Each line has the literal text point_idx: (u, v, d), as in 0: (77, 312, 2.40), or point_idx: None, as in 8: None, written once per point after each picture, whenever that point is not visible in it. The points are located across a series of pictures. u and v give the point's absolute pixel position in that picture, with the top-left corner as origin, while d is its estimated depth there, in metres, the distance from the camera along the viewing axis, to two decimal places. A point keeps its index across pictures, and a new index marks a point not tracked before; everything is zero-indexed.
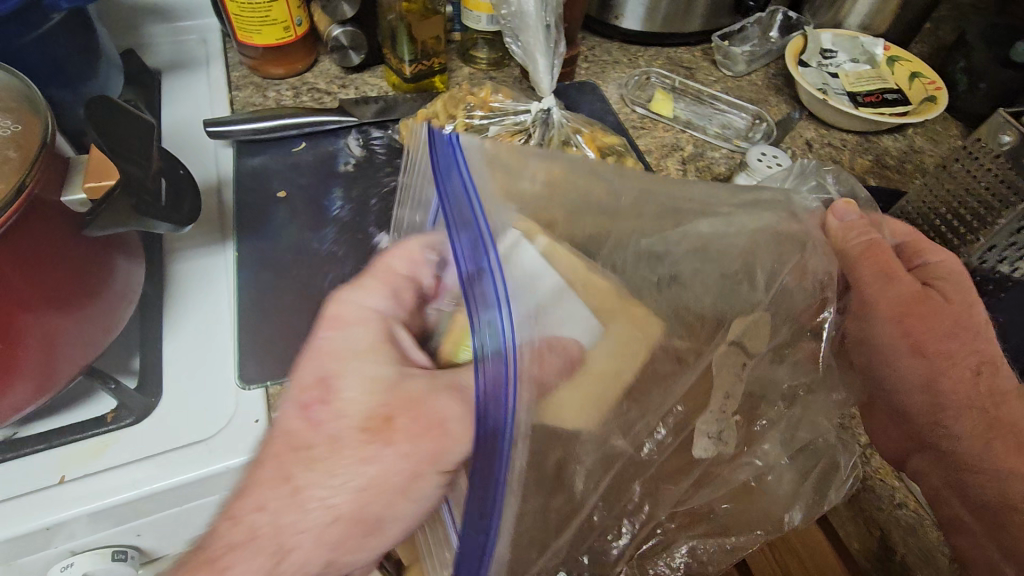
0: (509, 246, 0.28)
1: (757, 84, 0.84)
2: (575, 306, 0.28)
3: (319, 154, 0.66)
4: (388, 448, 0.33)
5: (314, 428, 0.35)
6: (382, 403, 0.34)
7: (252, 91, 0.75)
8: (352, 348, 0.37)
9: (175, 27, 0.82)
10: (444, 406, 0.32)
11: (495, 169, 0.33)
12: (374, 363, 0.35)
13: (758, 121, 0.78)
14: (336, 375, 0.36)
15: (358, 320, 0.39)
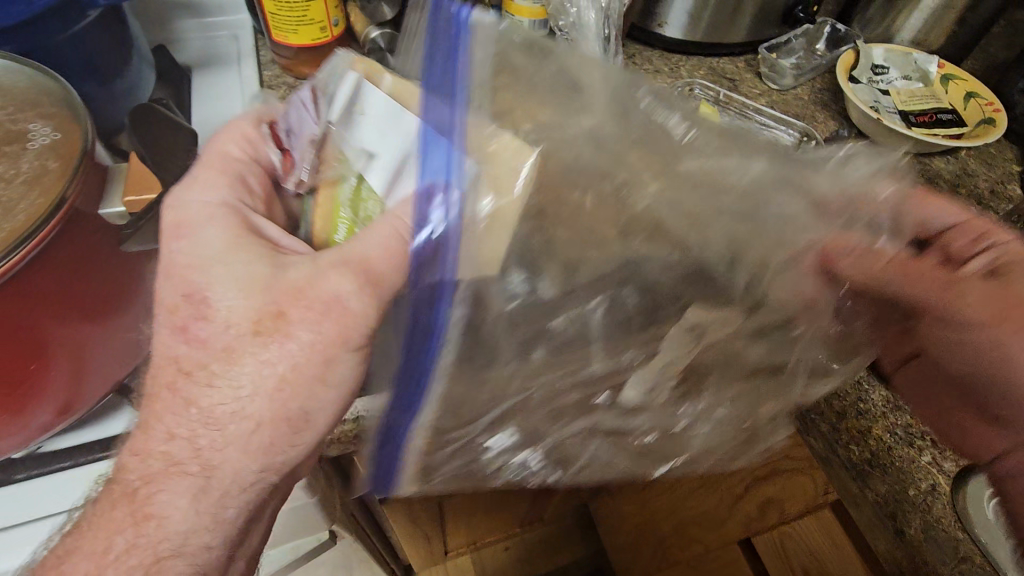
0: (478, 134, 0.32)
1: (803, 99, 0.81)
2: (483, 157, 0.32)
3: None
4: (285, 340, 0.37)
5: (198, 347, 0.38)
6: (265, 296, 0.37)
7: (285, 91, 0.73)
8: (205, 250, 0.39)
9: (206, 22, 0.80)
10: (331, 284, 0.36)
11: (493, 62, 0.36)
12: (244, 261, 0.38)
13: (806, 138, 0.75)
14: (210, 281, 0.38)
15: (201, 217, 0.40)
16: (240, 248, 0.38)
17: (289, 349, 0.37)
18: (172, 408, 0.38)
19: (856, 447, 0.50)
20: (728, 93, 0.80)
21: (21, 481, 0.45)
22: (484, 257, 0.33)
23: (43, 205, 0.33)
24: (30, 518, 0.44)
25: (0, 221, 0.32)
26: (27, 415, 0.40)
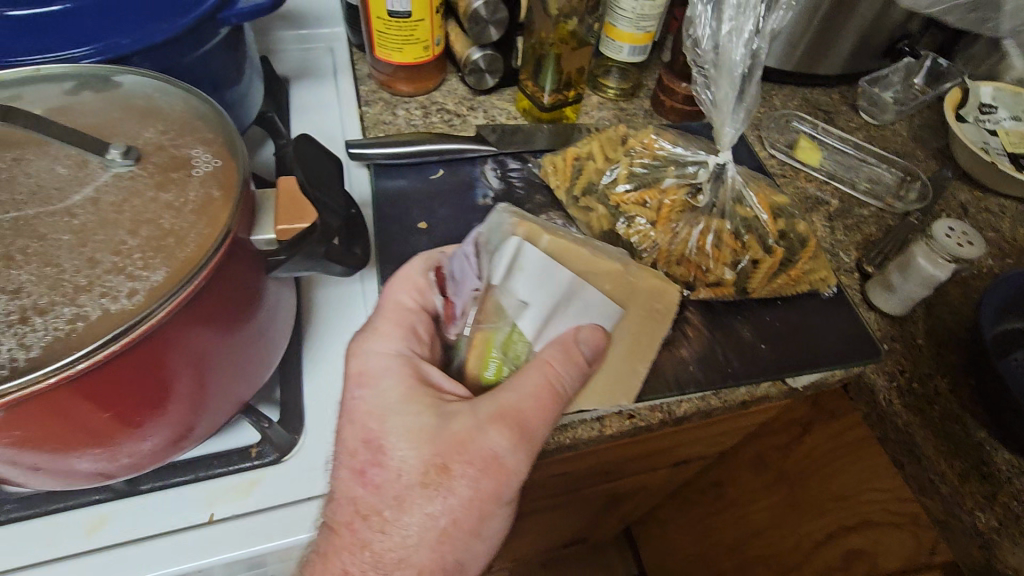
0: (572, 305, 0.45)
1: (902, 135, 0.79)
2: (594, 306, 0.46)
3: (458, 181, 0.63)
4: (450, 493, 0.39)
5: (374, 492, 0.40)
6: (437, 454, 0.39)
7: (382, 107, 0.73)
8: (387, 403, 0.42)
9: (303, 33, 0.80)
10: (492, 443, 0.40)
11: (551, 257, 0.45)
12: (415, 415, 0.41)
13: (910, 178, 0.72)
14: (388, 434, 0.41)
15: (383, 371, 0.43)
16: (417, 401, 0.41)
17: (452, 502, 0.39)
18: (349, 546, 0.39)
19: (980, 510, 0.48)
20: (826, 126, 0.78)
21: (142, 495, 0.43)
22: (615, 388, 0.48)
23: (211, 237, 0.33)
24: (143, 536, 0.42)
25: (174, 250, 0.32)
26: (160, 436, 0.40)
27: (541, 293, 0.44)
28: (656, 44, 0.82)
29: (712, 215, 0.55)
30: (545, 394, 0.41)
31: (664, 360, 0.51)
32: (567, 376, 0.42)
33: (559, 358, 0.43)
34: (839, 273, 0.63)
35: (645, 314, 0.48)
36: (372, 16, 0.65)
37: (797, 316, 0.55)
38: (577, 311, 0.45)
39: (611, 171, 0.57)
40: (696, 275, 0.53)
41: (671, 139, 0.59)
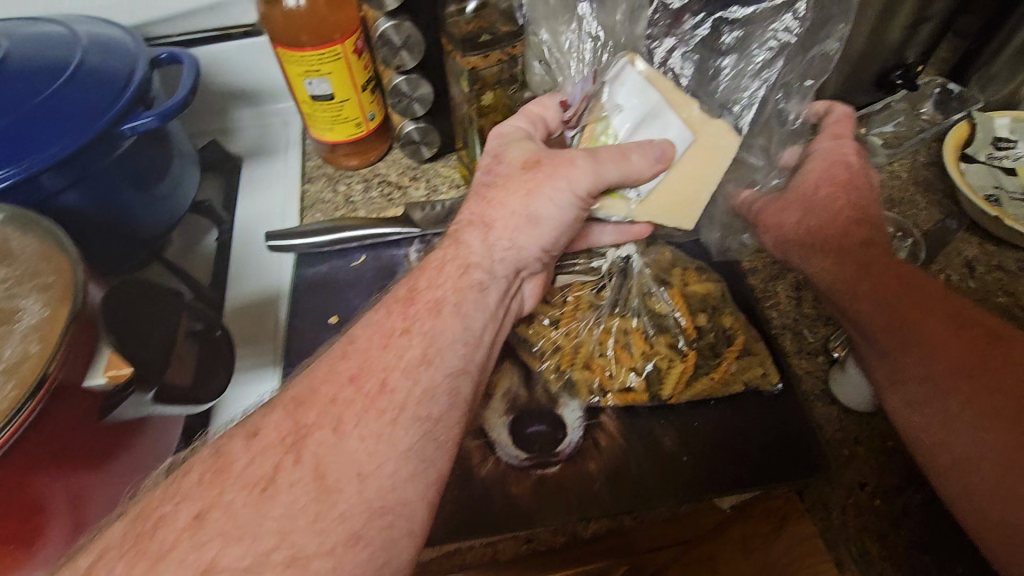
0: (629, 79, 0.43)
1: (900, 178, 0.69)
2: (676, 119, 0.42)
3: (380, 267, 0.61)
4: (540, 183, 0.42)
5: (489, 180, 0.45)
6: (529, 168, 0.43)
7: (324, 184, 0.73)
8: (509, 138, 0.47)
9: (262, 109, 0.81)
10: (576, 158, 0.41)
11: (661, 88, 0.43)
12: (526, 145, 0.45)
13: (902, 233, 0.62)
14: (504, 152, 0.46)
15: (511, 131, 0.48)
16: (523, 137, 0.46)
17: (538, 198, 0.42)
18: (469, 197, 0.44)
19: None
20: None
21: None
22: (674, 210, 0.44)
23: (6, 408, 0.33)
24: None
25: None
26: None
27: (636, 94, 0.42)
28: None
29: (619, 315, 0.53)
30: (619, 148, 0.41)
31: (567, 477, 0.46)
32: (637, 144, 0.41)
33: (632, 143, 0.41)
34: (799, 357, 0.55)
35: (707, 153, 0.42)
36: (298, 100, 0.65)
37: (731, 421, 0.49)
38: (661, 127, 0.42)
39: None
40: (605, 382, 0.50)
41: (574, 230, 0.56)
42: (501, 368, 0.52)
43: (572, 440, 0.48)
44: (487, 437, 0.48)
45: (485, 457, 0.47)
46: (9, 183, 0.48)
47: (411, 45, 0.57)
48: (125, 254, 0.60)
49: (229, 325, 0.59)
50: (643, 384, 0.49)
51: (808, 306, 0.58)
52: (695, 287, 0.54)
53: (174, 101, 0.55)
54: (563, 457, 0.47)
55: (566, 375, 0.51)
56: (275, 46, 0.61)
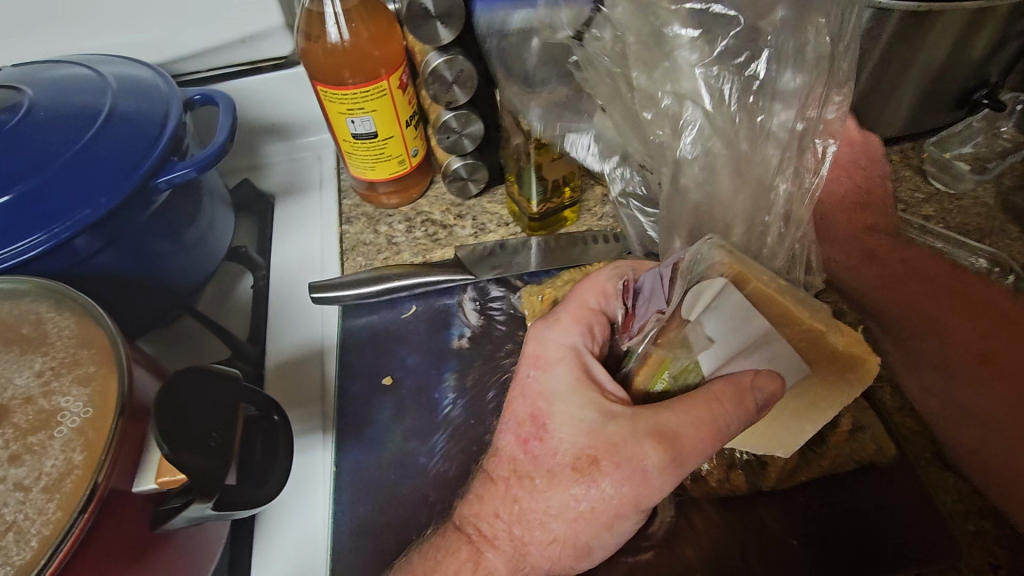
0: (714, 297, 0.32)
1: (987, 205, 0.64)
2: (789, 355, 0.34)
3: (432, 318, 0.56)
4: (594, 488, 0.36)
5: (531, 461, 0.38)
6: (594, 444, 0.36)
7: (363, 224, 0.68)
8: (557, 389, 0.39)
9: (292, 143, 0.77)
10: (645, 454, 0.35)
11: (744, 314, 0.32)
12: (580, 406, 0.37)
13: (998, 269, 0.57)
14: (550, 412, 0.38)
15: (558, 359, 0.40)
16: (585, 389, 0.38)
17: (588, 518, 0.36)
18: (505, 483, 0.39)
19: None
20: None
21: None
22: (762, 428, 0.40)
23: (50, 535, 0.28)
24: None
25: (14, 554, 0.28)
26: None
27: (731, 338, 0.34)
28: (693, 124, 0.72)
29: None
30: (708, 405, 0.34)
31: (663, 565, 0.42)
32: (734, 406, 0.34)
33: (726, 396, 0.34)
34: (904, 415, 0.49)
35: (828, 383, 0.35)
36: (339, 139, 0.61)
37: (841, 499, 0.43)
38: (769, 355, 0.34)
39: None
40: (698, 463, 0.43)
41: None
42: None
43: (664, 521, 0.43)
44: None
45: None
46: (41, 250, 0.44)
47: (462, 79, 0.53)
48: (160, 313, 0.56)
49: (270, 387, 0.55)
50: (741, 471, 0.43)
51: None
52: None
53: (211, 149, 0.51)
54: (656, 541, 0.42)
55: None
56: (315, 84, 0.57)
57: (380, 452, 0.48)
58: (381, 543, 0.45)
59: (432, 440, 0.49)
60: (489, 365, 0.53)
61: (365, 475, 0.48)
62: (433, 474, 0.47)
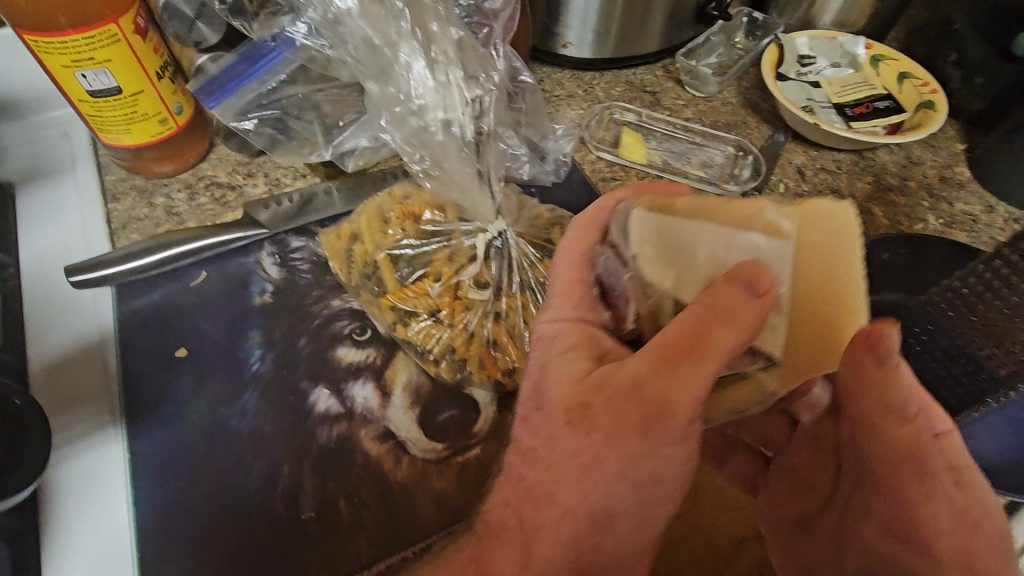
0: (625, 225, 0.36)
1: (731, 104, 0.74)
2: (775, 233, 0.35)
3: (228, 280, 0.52)
4: (594, 435, 0.32)
5: (547, 442, 0.33)
6: (580, 393, 0.33)
7: (135, 199, 0.60)
8: (570, 370, 0.35)
9: (28, 121, 0.65)
10: (713, 375, 0.32)
11: (676, 231, 0.34)
12: (569, 366, 0.35)
13: (741, 152, 0.68)
14: (568, 398, 0.34)
15: (558, 330, 0.38)
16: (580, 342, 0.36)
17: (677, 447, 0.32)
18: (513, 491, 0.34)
19: None
20: (650, 113, 0.72)
21: None
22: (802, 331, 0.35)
23: None
24: None
25: None
26: None
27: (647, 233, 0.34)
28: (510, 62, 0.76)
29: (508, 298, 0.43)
30: (682, 346, 0.31)
31: (490, 454, 0.44)
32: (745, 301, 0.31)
33: (704, 311, 0.31)
34: None
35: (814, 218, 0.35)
36: (75, 100, 0.52)
37: None
38: (760, 242, 0.34)
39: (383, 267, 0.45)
40: (510, 361, 0.44)
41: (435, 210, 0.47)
42: (397, 361, 0.48)
43: (488, 416, 0.45)
44: (397, 437, 0.44)
45: (398, 459, 0.43)
46: None
47: (207, 14, 0.49)
48: None
49: (38, 392, 0.46)
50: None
51: None
52: None
53: None
54: (482, 436, 0.44)
55: (463, 365, 0.44)
56: (21, 34, 0.48)
57: (183, 427, 0.44)
58: (193, 519, 0.40)
59: (241, 400, 0.45)
60: (298, 314, 0.50)
61: (168, 454, 0.43)
62: (247, 432, 0.44)
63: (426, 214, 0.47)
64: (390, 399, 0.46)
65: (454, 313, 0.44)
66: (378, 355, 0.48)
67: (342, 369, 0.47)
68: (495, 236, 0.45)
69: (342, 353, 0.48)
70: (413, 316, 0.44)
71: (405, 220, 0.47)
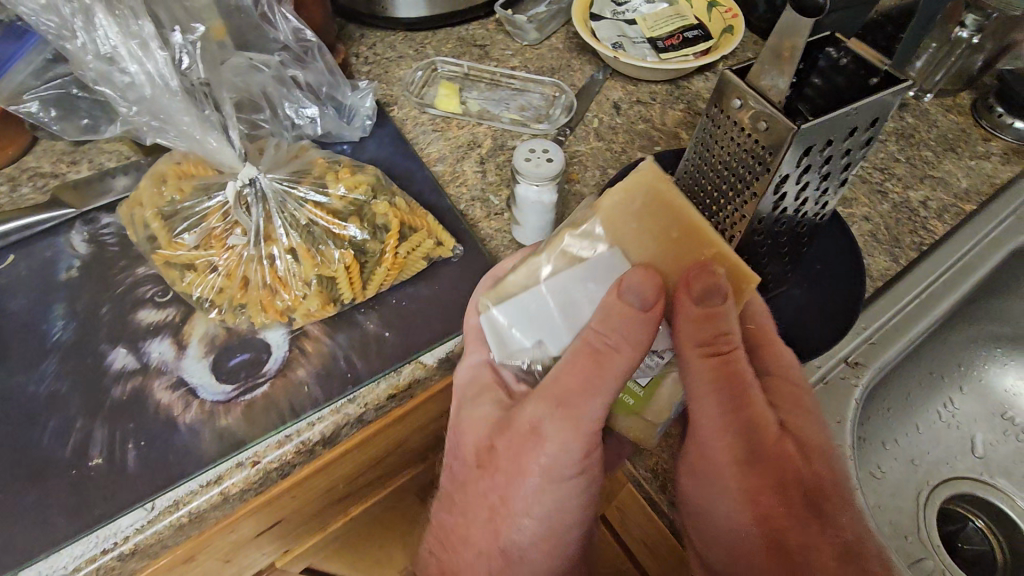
0: (505, 353, 0.39)
1: (557, 49, 0.75)
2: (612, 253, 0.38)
3: (36, 261, 0.54)
4: (497, 474, 0.39)
5: (461, 468, 0.41)
6: (495, 436, 0.39)
7: None
8: (483, 421, 0.40)
9: None
10: (544, 430, 0.37)
11: (534, 302, 0.38)
12: (481, 408, 0.41)
13: (558, 93, 0.70)
14: (473, 440, 0.40)
15: (473, 382, 0.42)
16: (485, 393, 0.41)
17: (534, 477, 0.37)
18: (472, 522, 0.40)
19: None
20: (475, 65, 0.73)
21: None
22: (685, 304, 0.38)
23: None
24: None
25: None
26: None
27: (523, 306, 0.38)
28: (344, 30, 0.77)
29: (264, 242, 0.47)
30: (586, 356, 0.35)
31: (277, 391, 0.47)
32: (632, 308, 0.35)
33: (590, 356, 0.35)
34: (488, 220, 0.59)
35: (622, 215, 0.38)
36: None
37: (428, 293, 0.51)
38: (609, 264, 0.38)
39: (149, 226, 0.47)
40: (283, 300, 0.47)
41: (207, 169, 0.49)
42: (193, 316, 0.50)
43: (277, 357, 0.48)
44: (189, 384, 0.47)
45: (188, 403, 0.46)
46: None
47: None
48: None
49: None
50: (318, 297, 0.47)
51: (491, 175, 0.63)
52: (349, 182, 0.49)
53: None
54: (270, 375, 0.47)
55: (243, 309, 0.47)
56: None
57: None
58: None
59: (41, 367, 0.48)
60: (103, 285, 0.52)
61: None
62: (43, 395, 0.46)
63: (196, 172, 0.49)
64: (185, 352, 0.48)
65: (222, 259, 0.47)
66: (176, 313, 0.50)
67: (142, 329, 0.50)
68: (248, 184, 0.48)
69: (143, 315, 0.50)
70: (190, 267, 0.46)
71: (178, 180, 0.48)
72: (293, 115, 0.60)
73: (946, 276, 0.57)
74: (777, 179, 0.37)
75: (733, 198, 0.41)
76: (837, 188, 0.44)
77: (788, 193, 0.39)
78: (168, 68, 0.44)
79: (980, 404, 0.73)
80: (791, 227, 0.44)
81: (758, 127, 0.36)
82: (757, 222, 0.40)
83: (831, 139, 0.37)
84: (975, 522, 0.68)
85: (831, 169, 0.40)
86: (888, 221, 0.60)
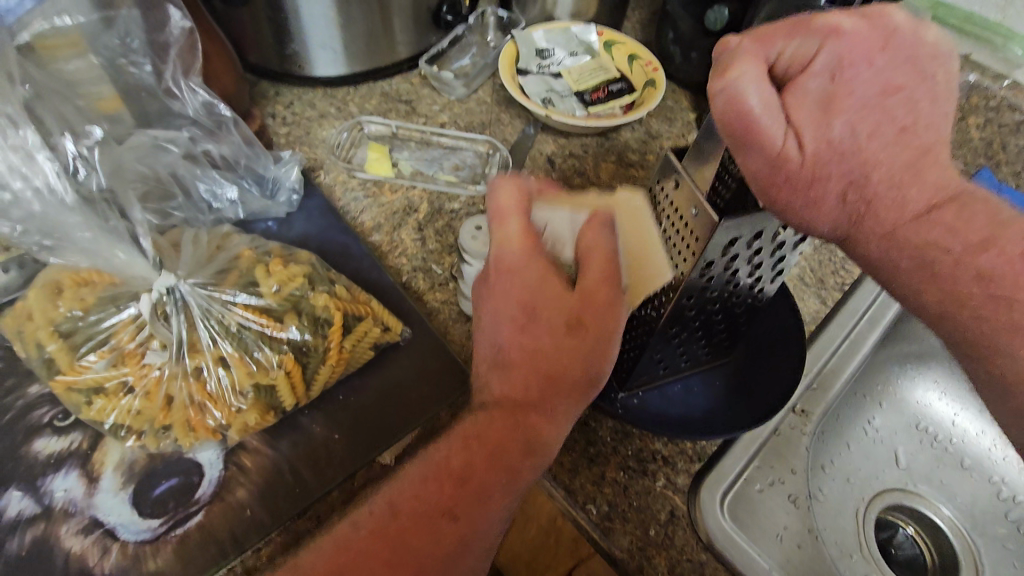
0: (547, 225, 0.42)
1: (486, 103, 0.74)
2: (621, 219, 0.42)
3: None
4: (544, 330, 0.38)
5: (487, 341, 0.40)
6: (526, 299, 0.38)
7: None
8: (512, 260, 0.39)
9: None
10: (598, 256, 0.38)
11: (560, 205, 0.42)
12: (521, 254, 0.39)
13: (491, 151, 0.69)
14: (521, 288, 0.38)
15: (514, 225, 0.40)
16: (519, 248, 0.39)
17: (585, 342, 0.37)
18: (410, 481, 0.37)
19: None
20: (403, 122, 0.70)
21: None
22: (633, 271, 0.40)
23: None
24: None
25: None
26: None
27: (558, 217, 0.42)
28: (256, 90, 0.72)
29: (189, 355, 0.43)
30: (600, 266, 0.38)
31: (211, 518, 0.41)
32: (609, 243, 0.39)
33: (596, 245, 0.39)
34: (433, 292, 0.54)
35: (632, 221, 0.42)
36: None
37: (376, 383, 0.48)
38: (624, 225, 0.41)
39: (48, 346, 0.41)
40: (214, 418, 0.42)
41: (109, 278, 0.44)
42: (103, 443, 0.43)
43: (212, 478, 0.42)
44: (105, 525, 0.40)
45: (105, 548, 0.39)
46: None
47: None
48: None
49: None
50: (256, 410, 0.43)
51: (435, 240, 0.59)
52: (282, 276, 0.46)
53: None
54: (204, 501, 0.42)
55: (167, 432, 0.42)
56: None
57: None
58: None
59: None
60: None
61: None
62: None
63: (97, 280, 0.44)
64: (97, 486, 0.41)
65: (138, 378, 0.42)
66: (82, 439, 0.43)
67: (40, 463, 0.42)
68: (166, 293, 0.44)
69: (40, 445, 0.43)
70: (98, 391, 0.41)
71: (77, 290, 0.43)
72: (210, 198, 0.55)
73: (866, 317, 0.60)
74: (703, 263, 0.36)
75: (671, 269, 0.40)
76: (770, 274, 0.44)
77: (716, 272, 0.39)
78: (62, 181, 0.42)
79: (899, 416, 0.69)
80: (724, 302, 0.44)
81: (688, 211, 0.36)
82: (684, 297, 0.40)
83: (754, 233, 0.36)
84: (908, 530, 0.65)
85: (761, 256, 0.40)
86: (811, 263, 0.64)
